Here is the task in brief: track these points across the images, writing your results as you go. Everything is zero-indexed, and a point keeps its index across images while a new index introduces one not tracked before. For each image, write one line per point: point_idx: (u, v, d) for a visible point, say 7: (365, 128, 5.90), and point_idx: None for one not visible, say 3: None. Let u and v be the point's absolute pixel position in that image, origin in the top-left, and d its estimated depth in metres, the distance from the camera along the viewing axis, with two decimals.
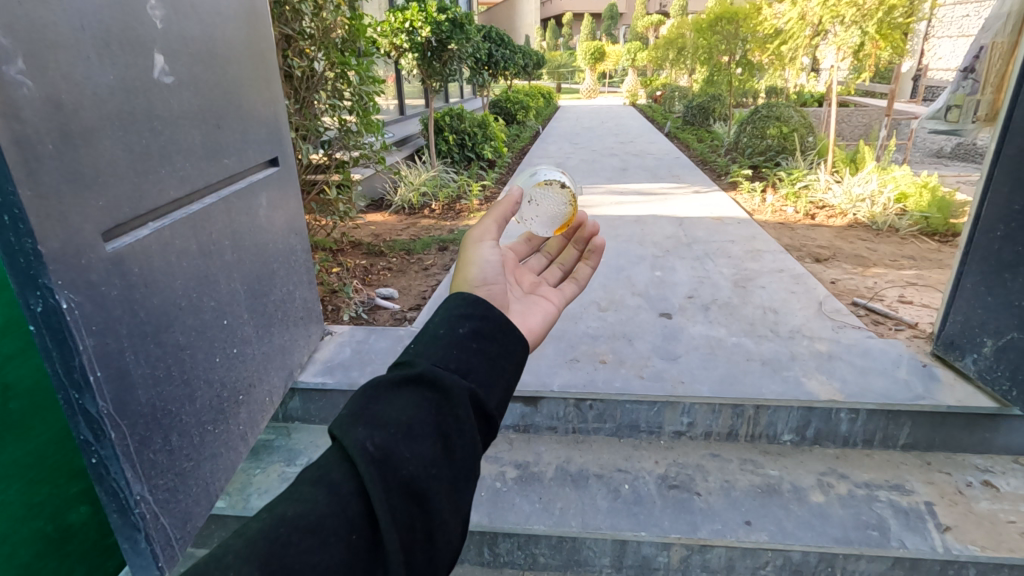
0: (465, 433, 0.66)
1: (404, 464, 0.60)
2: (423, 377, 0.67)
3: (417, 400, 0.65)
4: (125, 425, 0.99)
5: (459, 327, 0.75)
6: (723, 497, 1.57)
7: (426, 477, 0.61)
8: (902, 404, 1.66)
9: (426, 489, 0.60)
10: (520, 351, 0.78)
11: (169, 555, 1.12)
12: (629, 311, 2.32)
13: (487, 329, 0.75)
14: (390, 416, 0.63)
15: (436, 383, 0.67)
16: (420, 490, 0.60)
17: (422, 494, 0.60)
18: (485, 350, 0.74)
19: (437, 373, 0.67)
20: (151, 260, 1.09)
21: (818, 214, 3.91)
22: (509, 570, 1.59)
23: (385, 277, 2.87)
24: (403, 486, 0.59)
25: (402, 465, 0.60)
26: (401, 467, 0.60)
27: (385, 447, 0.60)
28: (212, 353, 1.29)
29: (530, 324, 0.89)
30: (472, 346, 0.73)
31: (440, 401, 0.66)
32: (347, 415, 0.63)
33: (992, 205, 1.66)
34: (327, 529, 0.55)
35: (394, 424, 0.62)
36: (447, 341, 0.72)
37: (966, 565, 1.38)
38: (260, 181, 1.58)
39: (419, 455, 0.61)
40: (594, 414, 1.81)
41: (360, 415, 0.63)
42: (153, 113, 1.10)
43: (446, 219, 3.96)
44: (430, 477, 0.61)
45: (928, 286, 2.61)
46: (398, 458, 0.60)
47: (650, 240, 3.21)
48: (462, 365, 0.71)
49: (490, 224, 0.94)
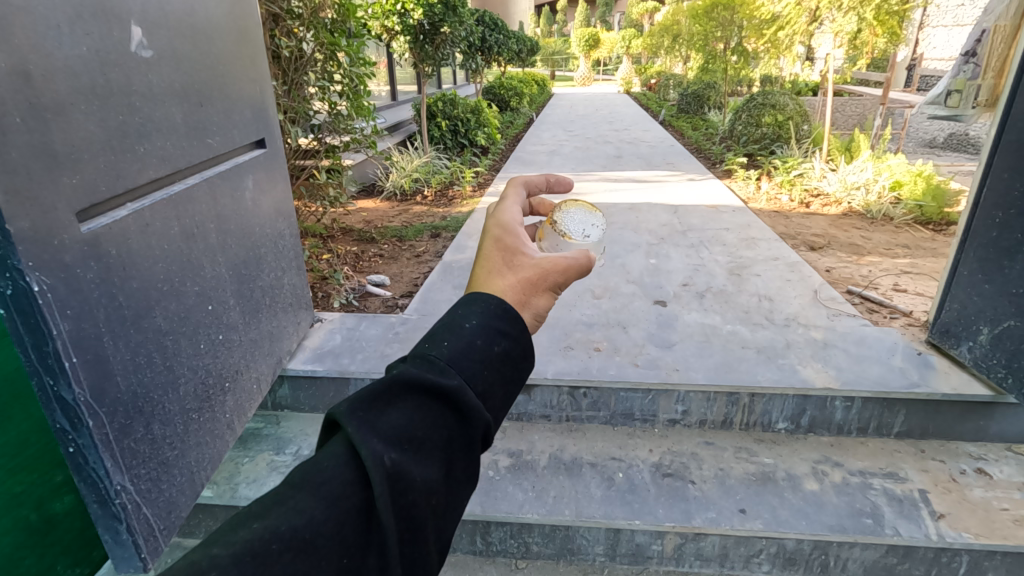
0: (472, 462, 0.60)
1: (411, 488, 0.54)
2: (451, 392, 0.59)
3: (438, 416, 0.58)
4: (104, 414, 0.96)
5: (495, 343, 0.65)
6: (717, 486, 1.56)
7: (428, 506, 0.55)
8: (898, 393, 1.65)
9: (424, 520, 0.55)
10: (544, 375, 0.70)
11: (153, 547, 1.09)
12: (623, 299, 2.30)
13: (517, 353, 0.66)
14: (408, 429, 0.56)
15: (462, 404, 0.59)
16: (419, 519, 0.55)
17: (421, 524, 0.55)
18: (511, 378, 0.65)
19: (466, 393, 0.59)
20: (130, 242, 1.04)
21: (813, 202, 3.89)
22: (502, 560, 1.58)
23: (376, 264, 2.83)
24: (404, 512, 0.54)
25: (410, 488, 0.54)
26: (408, 492, 0.54)
27: (396, 468, 0.54)
28: (196, 339, 1.25)
29: None
30: (504, 370, 0.64)
31: (460, 423, 0.59)
32: (363, 415, 0.55)
33: (991, 191, 1.64)
34: (320, 553, 0.50)
35: (410, 442, 0.55)
36: (482, 357, 0.63)
37: (959, 552, 1.38)
38: (245, 163, 1.53)
39: (427, 480, 0.56)
40: (588, 402, 1.79)
41: (377, 418, 0.56)
42: (130, 87, 1.04)
43: (438, 206, 3.91)
44: (430, 507, 0.56)
45: (923, 275, 2.60)
46: (407, 483, 0.54)
47: (645, 227, 3.19)
48: (487, 388, 0.63)
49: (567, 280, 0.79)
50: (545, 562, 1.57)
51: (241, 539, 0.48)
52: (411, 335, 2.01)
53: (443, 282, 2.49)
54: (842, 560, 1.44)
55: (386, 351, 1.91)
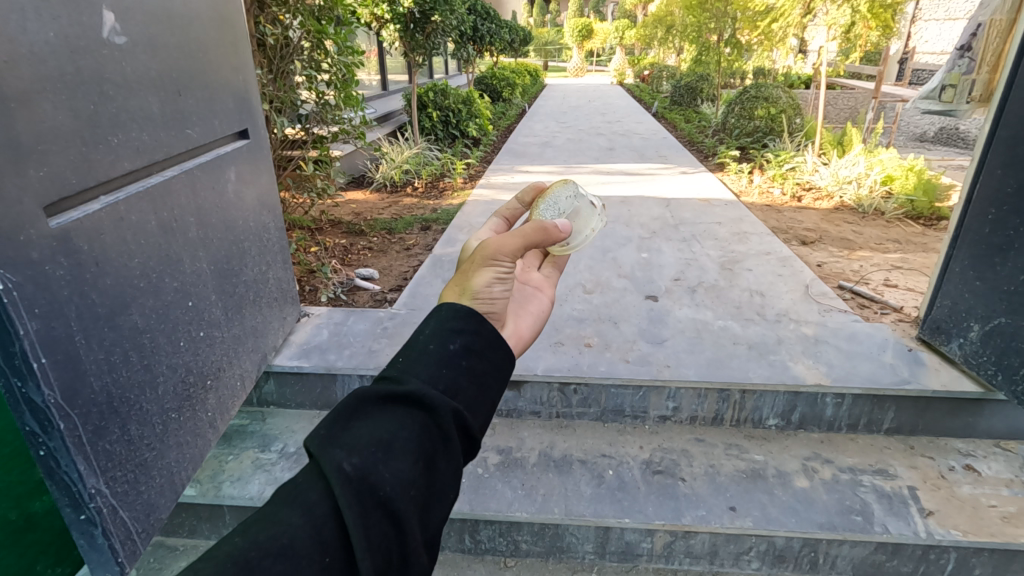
0: (446, 454, 0.65)
1: (382, 486, 0.59)
2: (410, 393, 0.65)
3: (401, 416, 0.64)
4: (77, 415, 0.92)
5: (452, 342, 0.72)
6: (707, 483, 1.55)
7: (404, 500, 0.59)
8: (889, 389, 1.64)
9: (402, 511, 0.59)
10: (507, 367, 0.76)
11: (132, 551, 1.06)
12: (614, 294, 2.27)
13: (477, 346, 0.73)
14: (369, 434, 0.61)
15: (423, 401, 0.65)
16: (396, 513, 0.58)
17: (399, 519, 0.58)
18: (475, 368, 0.72)
19: (424, 390, 0.65)
20: (103, 237, 1.00)
21: (805, 196, 3.88)
22: (490, 558, 1.57)
23: (365, 257, 2.79)
24: (380, 507, 0.58)
25: (381, 486, 0.59)
26: (379, 488, 0.58)
27: (363, 467, 0.58)
28: (176, 337, 1.21)
29: (519, 329, 0.91)
30: (464, 364, 0.71)
31: (425, 418, 0.65)
32: (326, 432, 0.61)
33: (985, 185, 1.62)
34: (299, 553, 0.54)
35: (373, 444, 0.60)
36: (438, 357, 0.70)
37: (947, 549, 1.39)
38: (227, 154, 1.49)
39: (399, 477, 0.60)
40: (578, 398, 1.77)
41: (340, 430, 0.61)
42: (102, 75, 1.00)
43: (429, 198, 3.86)
44: (407, 499, 0.60)
45: (913, 270, 2.61)
46: (374, 481, 0.58)
47: (637, 221, 3.17)
48: (451, 384, 0.69)
49: (510, 244, 0.86)
50: (535, 560, 1.56)
51: (224, 558, 0.53)
52: (399, 331, 1.98)
53: (433, 276, 2.45)
54: (832, 557, 1.45)
55: (374, 347, 1.88)
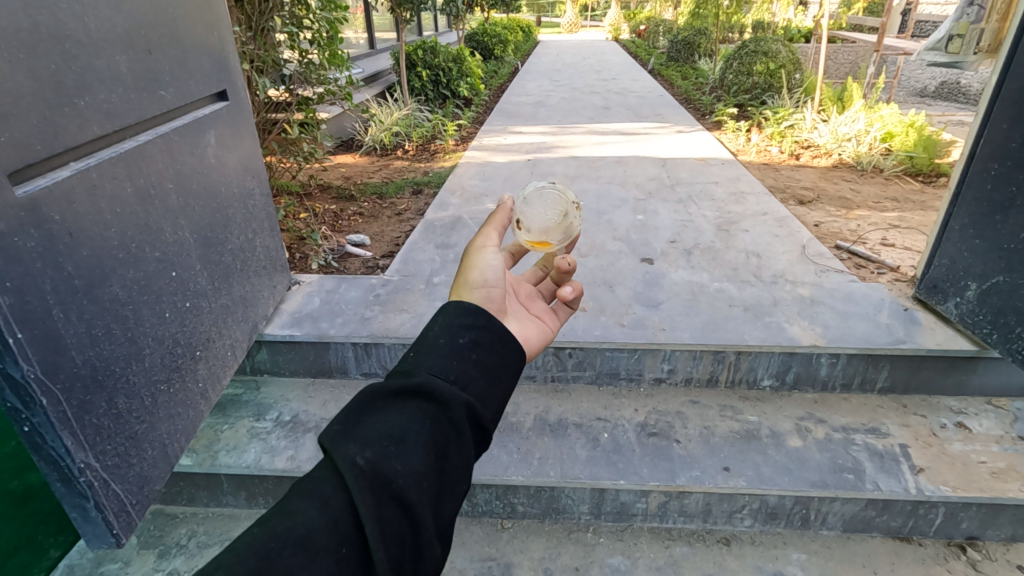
0: (459, 446, 0.65)
1: (394, 478, 0.59)
2: (419, 386, 0.66)
3: (412, 410, 0.64)
4: (60, 389, 0.90)
5: (461, 336, 0.72)
6: (701, 444, 1.56)
7: (416, 491, 0.60)
8: (883, 349, 1.64)
9: (415, 502, 0.59)
10: (518, 360, 0.76)
11: (128, 522, 1.06)
12: (610, 257, 2.24)
13: (486, 339, 0.73)
14: (380, 428, 0.62)
15: (433, 393, 0.65)
16: (409, 504, 0.59)
17: (412, 510, 0.59)
18: (486, 360, 0.72)
19: (434, 383, 0.66)
20: (76, 205, 0.96)
21: (803, 154, 3.81)
22: (487, 520, 1.59)
23: (356, 222, 2.73)
24: (393, 499, 0.58)
25: (393, 478, 0.59)
26: (392, 480, 0.59)
27: (375, 460, 0.59)
28: (160, 308, 1.18)
29: (526, 334, 0.88)
30: (474, 356, 0.71)
31: (436, 411, 0.65)
32: (339, 427, 0.61)
33: (989, 140, 1.58)
34: (317, 544, 0.54)
35: (385, 437, 0.61)
36: (447, 350, 0.70)
37: (936, 505, 1.42)
38: (206, 117, 1.42)
39: (410, 468, 0.60)
40: (574, 363, 1.76)
41: (352, 425, 0.62)
42: (62, 32, 0.94)
43: (420, 161, 3.77)
44: (420, 490, 0.60)
45: (911, 228, 2.58)
46: (386, 472, 0.59)
47: (632, 181, 3.11)
48: (462, 375, 0.69)
49: (491, 232, 0.93)
50: (531, 522, 1.58)
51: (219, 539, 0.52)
52: (392, 298, 1.95)
53: (425, 241, 2.41)
54: (823, 514, 1.48)
55: (366, 314, 1.85)
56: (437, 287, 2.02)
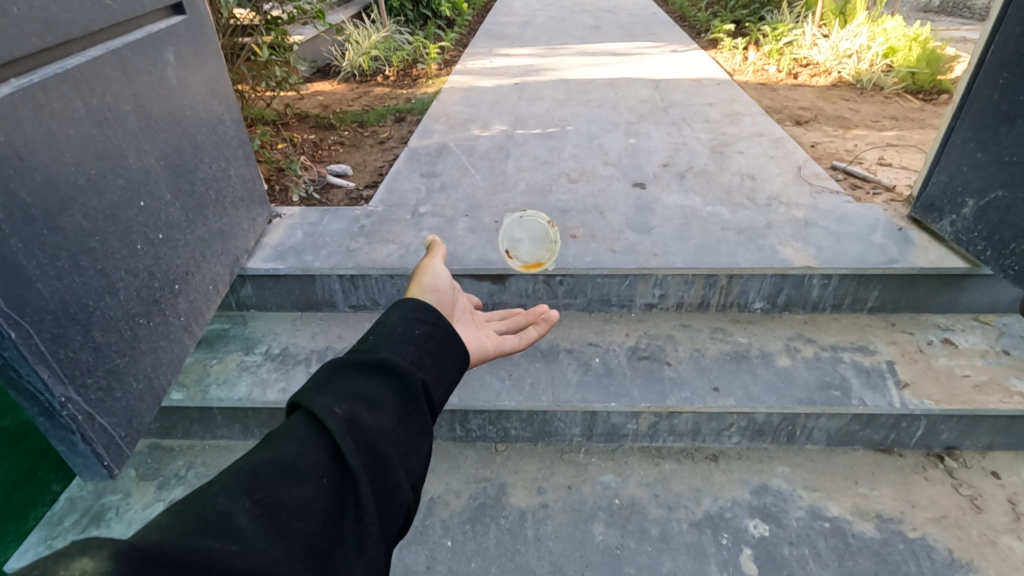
0: (418, 415, 0.76)
1: (365, 431, 0.70)
2: (383, 362, 0.78)
3: (378, 382, 0.76)
4: (29, 323, 0.86)
5: (415, 327, 0.85)
6: (692, 367, 1.58)
7: (383, 444, 0.70)
8: (876, 268, 1.63)
9: (385, 453, 0.70)
10: (464, 353, 0.89)
11: (118, 454, 1.05)
12: (601, 183, 2.17)
13: (437, 333, 0.86)
14: (351, 391, 0.73)
15: (395, 368, 0.78)
16: (378, 453, 0.69)
17: (381, 457, 0.69)
18: (435, 350, 0.84)
19: (395, 359, 0.78)
20: (22, 125, 0.88)
21: (801, 72, 3.66)
22: (482, 444, 1.62)
23: (337, 152, 2.62)
24: (366, 448, 0.69)
25: (364, 429, 0.70)
26: (364, 433, 0.70)
27: (349, 414, 0.70)
28: (131, 239, 1.12)
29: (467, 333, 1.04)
30: (428, 345, 0.84)
31: (398, 384, 0.77)
32: (315, 390, 0.72)
33: (1000, 46, 1.49)
34: (301, 473, 0.64)
35: (356, 398, 0.72)
36: (403, 338, 0.83)
37: (919, 417, 1.47)
38: (162, 32, 1.31)
39: (379, 425, 0.71)
40: (565, 290, 1.74)
41: (327, 387, 0.73)
42: None
43: (402, 87, 3.59)
44: (387, 443, 0.71)
45: (909, 148, 2.51)
46: (360, 426, 0.69)
47: (624, 104, 2.98)
48: (417, 359, 0.81)
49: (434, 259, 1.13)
50: (524, 444, 1.62)
51: None
52: (377, 229, 1.89)
53: (409, 169, 2.32)
54: (808, 429, 1.53)
55: (351, 246, 1.80)
56: (423, 216, 1.96)
